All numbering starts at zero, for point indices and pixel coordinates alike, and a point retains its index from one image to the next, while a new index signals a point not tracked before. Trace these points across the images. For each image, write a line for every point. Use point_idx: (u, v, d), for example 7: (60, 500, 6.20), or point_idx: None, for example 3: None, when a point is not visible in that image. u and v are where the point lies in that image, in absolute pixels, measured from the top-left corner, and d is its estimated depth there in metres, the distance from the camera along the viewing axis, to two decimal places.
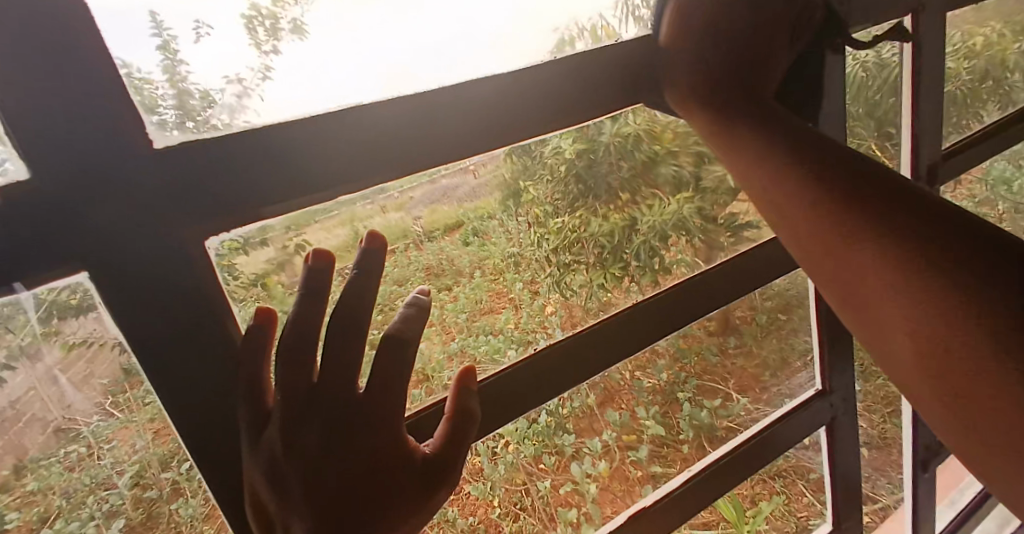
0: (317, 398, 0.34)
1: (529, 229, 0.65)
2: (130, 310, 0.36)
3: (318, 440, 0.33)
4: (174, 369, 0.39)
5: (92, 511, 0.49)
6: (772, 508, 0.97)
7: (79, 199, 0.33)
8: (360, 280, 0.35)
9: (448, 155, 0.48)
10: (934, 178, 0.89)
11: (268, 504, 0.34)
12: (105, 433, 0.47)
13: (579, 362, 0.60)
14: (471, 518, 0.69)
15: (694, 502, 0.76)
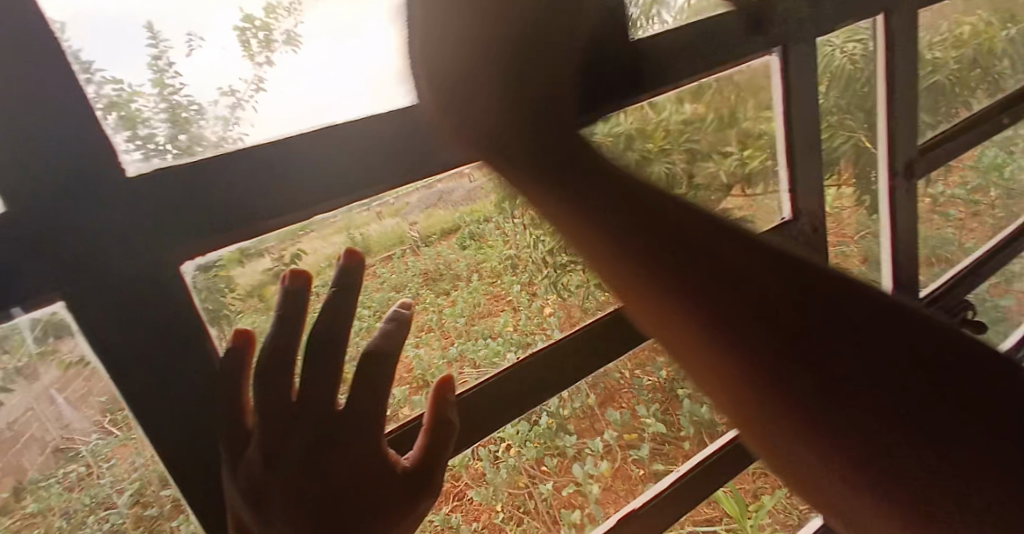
0: (293, 417, 0.34)
1: (525, 229, 0.65)
2: (115, 333, 0.37)
3: (297, 457, 0.33)
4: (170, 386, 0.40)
5: (93, 531, 0.48)
6: (774, 502, 0.97)
7: (54, 229, 0.33)
8: (336, 298, 0.35)
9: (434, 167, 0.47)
10: (909, 173, 0.91)
11: (251, 522, 0.34)
12: (104, 451, 0.47)
13: (563, 367, 0.60)
14: (474, 523, 0.69)
15: (689, 498, 0.76)
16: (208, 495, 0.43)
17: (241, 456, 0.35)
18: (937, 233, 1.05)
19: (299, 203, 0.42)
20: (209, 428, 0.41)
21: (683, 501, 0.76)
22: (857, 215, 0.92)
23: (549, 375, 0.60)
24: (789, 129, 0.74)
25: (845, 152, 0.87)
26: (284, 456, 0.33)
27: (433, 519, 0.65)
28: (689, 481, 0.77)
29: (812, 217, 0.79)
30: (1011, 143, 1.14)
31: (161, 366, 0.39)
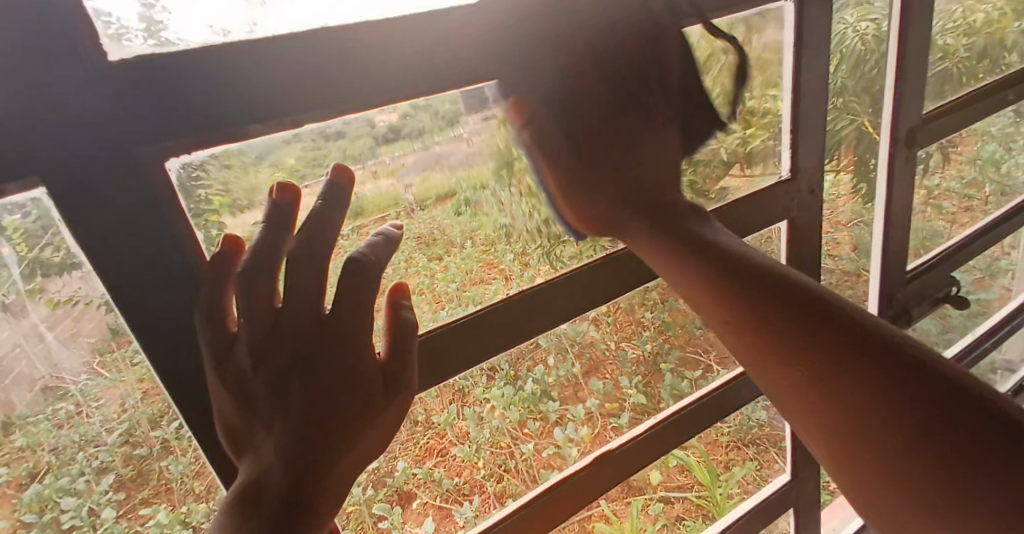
0: (282, 325, 0.35)
1: (522, 199, 0.63)
2: (97, 245, 0.37)
3: (288, 360, 0.34)
4: (150, 307, 0.40)
5: (82, 467, 0.49)
6: (744, 473, 1.01)
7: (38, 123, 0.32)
8: (323, 208, 0.37)
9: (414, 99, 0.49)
10: (913, 142, 0.89)
11: (240, 415, 0.35)
12: (93, 391, 0.47)
13: (552, 302, 0.64)
14: (456, 478, 0.70)
15: (667, 441, 0.81)
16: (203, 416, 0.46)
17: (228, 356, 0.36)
18: (929, 224, 1.06)
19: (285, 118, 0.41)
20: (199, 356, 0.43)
21: (648, 447, 0.80)
22: (851, 204, 0.92)
23: (539, 309, 0.64)
24: (796, 94, 0.73)
25: (847, 135, 0.86)
26: (275, 353, 0.34)
27: (416, 472, 0.67)
28: (667, 425, 0.81)
29: (809, 181, 0.79)
30: (1010, 140, 1.15)
31: (145, 292, 0.40)
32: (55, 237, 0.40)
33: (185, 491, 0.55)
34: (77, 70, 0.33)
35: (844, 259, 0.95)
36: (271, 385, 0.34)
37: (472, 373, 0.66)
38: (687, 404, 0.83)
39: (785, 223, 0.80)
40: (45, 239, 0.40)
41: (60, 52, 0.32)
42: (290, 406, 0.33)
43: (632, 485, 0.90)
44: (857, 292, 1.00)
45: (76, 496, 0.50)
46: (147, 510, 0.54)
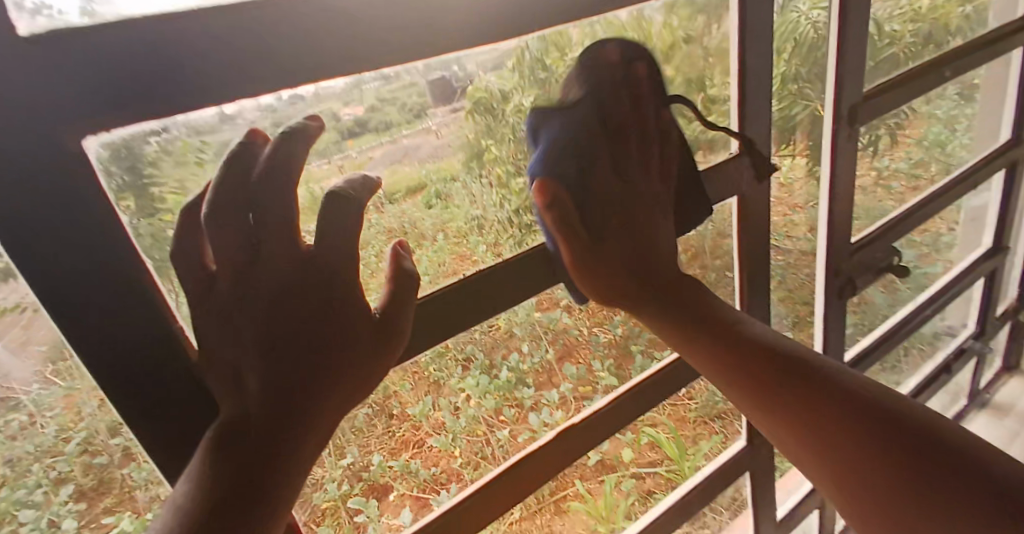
0: (261, 271, 0.34)
1: (492, 188, 0.64)
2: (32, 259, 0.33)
3: (273, 307, 0.34)
4: (89, 297, 0.36)
5: (38, 479, 0.47)
6: (710, 446, 1.05)
7: None
8: (292, 156, 0.35)
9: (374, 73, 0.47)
10: (854, 117, 0.90)
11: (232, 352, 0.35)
12: (46, 401, 0.45)
13: (515, 281, 0.64)
14: (433, 468, 0.71)
15: (636, 408, 0.81)
16: (154, 419, 0.43)
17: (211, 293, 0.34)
18: (879, 204, 1.11)
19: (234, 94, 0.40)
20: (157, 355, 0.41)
21: (611, 420, 0.78)
22: (807, 186, 0.96)
23: (501, 288, 0.63)
24: (742, 88, 0.73)
25: (802, 120, 0.89)
26: (255, 302, 0.34)
27: (392, 465, 0.66)
28: (637, 393, 0.81)
29: (761, 161, 0.79)
30: (952, 122, 1.21)
31: (77, 282, 0.35)
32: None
33: (150, 498, 0.53)
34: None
35: (801, 239, 0.99)
36: (247, 336, 0.34)
37: (445, 364, 0.66)
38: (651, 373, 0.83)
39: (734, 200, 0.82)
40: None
41: None
42: (268, 362, 0.34)
43: (604, 462, 0.93)
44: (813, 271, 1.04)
45: (34, 509, 0.48)
46: (111, 518, 0.53)
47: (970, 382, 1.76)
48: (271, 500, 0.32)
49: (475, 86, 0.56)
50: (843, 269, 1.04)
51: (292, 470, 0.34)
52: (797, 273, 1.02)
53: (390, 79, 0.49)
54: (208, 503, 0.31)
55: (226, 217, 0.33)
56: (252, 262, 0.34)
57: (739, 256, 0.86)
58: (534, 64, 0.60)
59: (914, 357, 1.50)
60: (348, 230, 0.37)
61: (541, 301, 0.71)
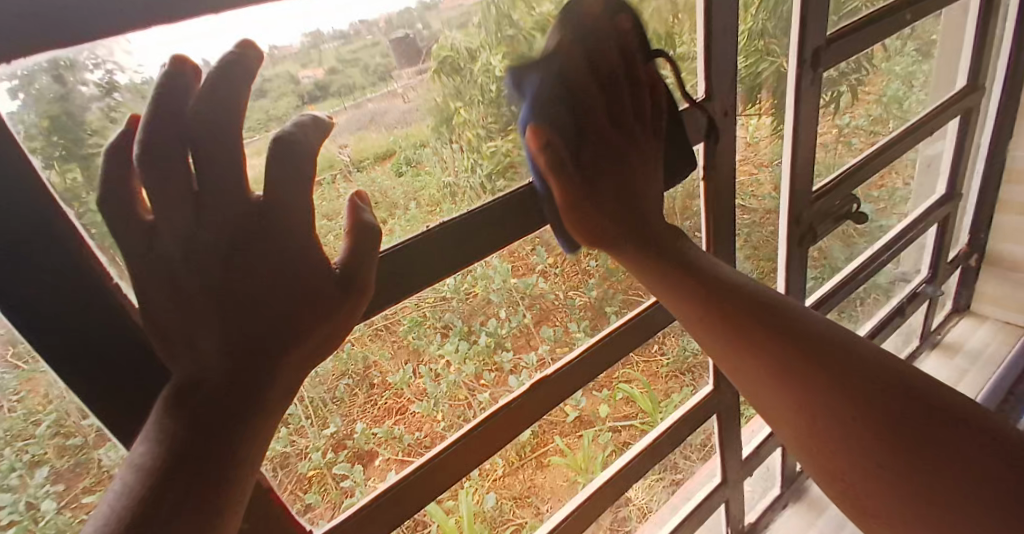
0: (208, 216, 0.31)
1: (463, 153, 0.62)
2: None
3: (222, 253, 0.31)
4: (39, 259, 0.36)
5: (12, 462, 0.46)
6: (683, 399, 1.09)
7: None
8: (232, 82, 0.31)
9: (330, 28, 0.47)
10: (817, 61, 0.90)
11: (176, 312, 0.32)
12: (11, 385, 0.44)
13: (477, 232, 0.63)
14: (417, 433, 0.72)
15: (607, 355, 0.82)
16: (118, 395, 0.42)
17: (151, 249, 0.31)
18: (841, 160, 1.13)
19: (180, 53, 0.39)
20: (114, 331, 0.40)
21: (580, 374, 0.80)
22: (774, 144, 0.97)
23: (464, 239, 0.62)
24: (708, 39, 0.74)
25: (767, 78, 0.89)
26: (203, 253, 0.31)
27: (375, 431, 0.67)
28: (608, 342, 0.82)
29: (723, 102, 0.79)
30: (910, 78, 1.24)
31: (26, 242, 0.35)
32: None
33: None
34: None
35: (766, 198, 1.01)
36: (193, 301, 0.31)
37: (425, 332, 0.67)
38: (624, 322, 0.83)
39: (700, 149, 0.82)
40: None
41: None
42: (223, 314, 0.31)
43: (582, 419, 0.96)
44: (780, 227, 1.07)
45: (10, 491, 0.47)
46: (90, 498, 0.52)
47: (923, 323, 1.86)
48: (231, 454, 0.29)
49: (440, 44, 0.55)
50: (803, 217, 1.05)
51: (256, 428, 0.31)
52: (762, 229, 1.05)
53: (349, 38, 0.48)
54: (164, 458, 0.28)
55: (161, 157, 0.30)
56: (198, 211, 0.31)
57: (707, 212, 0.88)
58: (500, 20, 0.60)
59: (871, 305, 1.57)
60: (306, 176, 0.34)
61: (517, 266, 0.73)
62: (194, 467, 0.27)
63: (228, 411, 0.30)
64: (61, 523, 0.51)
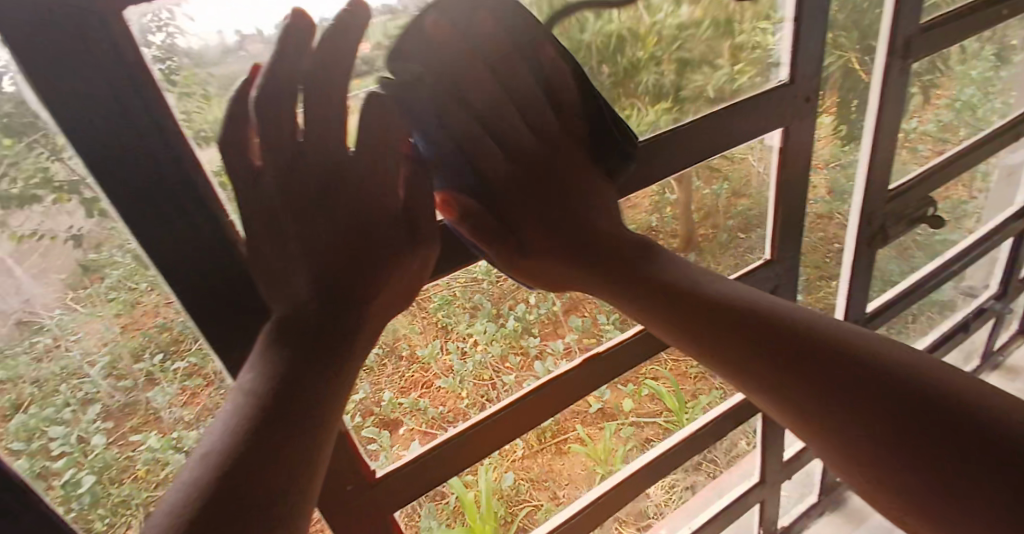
0: (304, 165, 0.37)
1: None
2: (133, 203, 0.40)
3: (312, 194, 0.38)
4: (168, 231, 0.42)
5: (67, 398, 0.49)
6: (709, 401, 1.07)
7: (101, 109, 0.36)
8: (341, 39, 0.36)
9: (379, 2, 0.47)
10: (909, 51, 0.85)
11: (270, 245, 0.38)
12: (70, 326, 0.47)
13: None
14: (440, 407, 0.73)
15: (630, 357, 0.83)
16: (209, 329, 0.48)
17: (255, 198, 0.37)
18: (902, 167, 1.06)
19: (237, 19, 0.42)
20: (185, 278, 0.45)
21: (604, 370, 0.81)
22: (831, 145, 0.92)
23: None
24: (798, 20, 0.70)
25: (832, 74, 0.84)
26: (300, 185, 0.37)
27: (402, 402, 0.69)
28: (633, 343, 0.83)
29: (804, 87, 0.76)
30: (989, 83, 1.15)
31: (166, 214, 0.42)
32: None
33: (174, 419, 0.57)
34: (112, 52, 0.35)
35: (817, 202, 0.97)
36: (291, 230, 0.38)
37: (455, 310, 0.69)
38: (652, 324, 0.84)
39: (774, 136, 0.80)
40: (41, 127, 0.39)
41: (98, 40, 0.34)
42: (311, 255, 0.38)
43: (605, 411, 0.95)
44: (828, 233, 1.03)
45: (64, 424, 0.50)
46: (138, 436, 0.55)
47: (984, 342, 1.76)
48: (325, 400, 0.34)
49: None
50: (876, 217, 1.03)
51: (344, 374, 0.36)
52: (811, 235, 1.01)
53: (396, 13, 0.49)
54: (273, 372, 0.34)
55: (275, 102, 0.35)
56: (297, 159, 0.37)
57: (776, 204, 0.86)
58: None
59: (925, 322, 1.49)
60: (391, 135, 0.40)
61: None
62: (292, 408, 0.32)
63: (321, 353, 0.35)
64: (109, 458, 0.54)
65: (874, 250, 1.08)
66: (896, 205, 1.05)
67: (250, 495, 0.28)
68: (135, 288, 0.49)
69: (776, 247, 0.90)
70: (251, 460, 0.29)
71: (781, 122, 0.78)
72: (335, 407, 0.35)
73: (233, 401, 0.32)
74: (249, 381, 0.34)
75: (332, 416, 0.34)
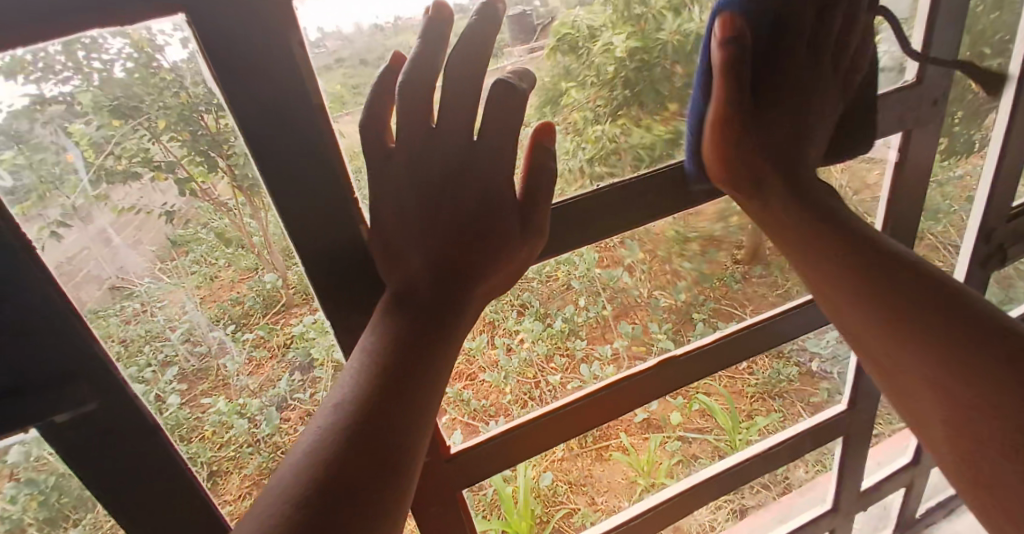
0: (430, 146, 0.42)
1: (566, 136, 0.60)
2: (284, 195, 0.45)
3: (437, 177, 0.43)
4: (308, 218, 0.47)
5: (148, 358, 0.53)
6: (767, 423, 1.01)
7: (268, 117, 0.41)
8: (477, 33, 0.40)
9: (453, 1, 0.47)
10: None
11: (390, 224, 0.43)
12: (156, 293, 0.51)
13: (590, 216, 0.61)
14: (484, 401, 0.75)
15: (697, 369, 0.78)
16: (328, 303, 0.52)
17: (383, 179, 0.42)
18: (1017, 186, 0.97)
19: (324, 18, 0.44)
20: (311, 258, 0.49)
21: (668, 378, 0.77)
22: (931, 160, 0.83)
23: (579, 223, 0.61)
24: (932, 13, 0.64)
25: None
26: (426, 169, 0.42)
27: (447, 391, 0.71)
28: (700, 354, 0.77)
29: (933, 90, 0.69)
30: None
31: (306, 203, 0.46)
32: (189, 84, 0.43)
33: (241, 387, 0.61)
34: (277, 68, 0.40)
35: None
36: (411, 205, 0.43)
37: (503, 307, 0.69)
38: (729, 333, 0.78)
39: (893, 150, 0.74)
40: (144, 110, 0.43)
41: (268, 58, 0.39)
42: (427, 228, 0.43)
43: (650, 421, 0.94)
44: (917, 255, 0.94)
45: (144, 383, 0.53)
46: (208, 400, 0.59)
47: None
48: (434, 372, 0.38)
49: (560, 21, 0.54)
50: (995, 237, 0.94)
51: (442, 363, 0.39)
52: None
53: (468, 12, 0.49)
54: (398, 336, 0.39)
55: (417, 88, 0.40)
56: (427, 141, 0.42)
57: (886, 214, 0.79)
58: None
59: None
60: (511, 124, 0.42)
61: (603, 257, 0.69)
62: (406, 375, 0.37)
63: (423, 341, 0.39)
64: (181, 418, 0.58)
65: (988, 274, 0.99)
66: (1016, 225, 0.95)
67: (360, 458, 0.32)
68: (215, 263, 0.53)
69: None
70: (364, 428, 0.34)
71: (903, 126, 0.70)
72: (434, 394, 0.38)
73: (352, 371, 0.38)
74: (365, 352, 0.39)
75: (430, 401, 0.37)
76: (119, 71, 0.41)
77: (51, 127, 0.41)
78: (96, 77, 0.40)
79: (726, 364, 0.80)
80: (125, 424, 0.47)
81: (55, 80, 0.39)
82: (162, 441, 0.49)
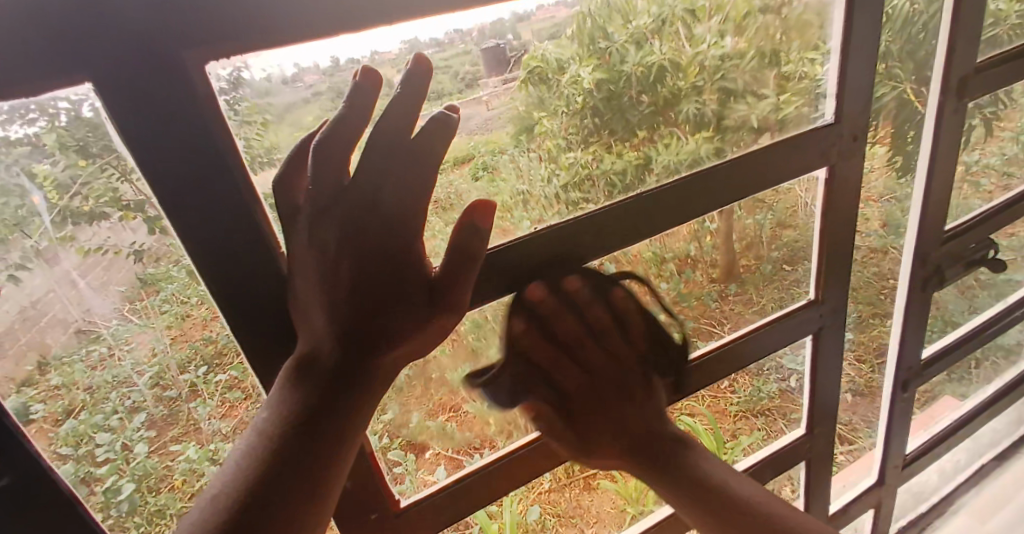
0: (342, 197, 0.36)
1: (541, 163, 0.62)
2: (243, 226, 0.45)
3: (336, 235, 0.36)
4: (261, 251, 0.46)
5: (115, 406, 0.51)
6: (751, 441, 1.03)
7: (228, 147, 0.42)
8: (400, 100, 0.35)
9: (428, 37, 0.49)
10: (964, 90, 0.81)
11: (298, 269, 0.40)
12: (124, 335, 0.49)
13: (568, 246, 0.61)
14: (467, 433, 0.73)
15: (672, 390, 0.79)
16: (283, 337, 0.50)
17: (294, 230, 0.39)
18: (966, 201, 1.03)
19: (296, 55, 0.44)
20: (261, 291, 0.48)
21: None
22: (886, 177, 0.88)
23: (558, 251, 0.61)
24: (844, 55, 0.67)
25: (888, 105, 0.80)
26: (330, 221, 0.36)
27: (429, 424, 0.69)
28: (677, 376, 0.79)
29: (854, 124, 0.72)
30: None
31: (256, 236, 0.45)
32: None
33: (212, 431, 0.58)
34: None
35: (871, 235, 0.93)
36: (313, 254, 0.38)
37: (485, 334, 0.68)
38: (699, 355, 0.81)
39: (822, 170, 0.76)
40: (114, 149, 0.42)
41: None
42: (328, 287, 0.38)
43: None
44: (881, 269, 0.98)
45: (110, 431, 0.51)
46: (177, 447, 0.56)
47: None
48: (337, 449, 0.37)
49: (530, 54, 0.56)
50: (931, 259, 0.97)
51: (344, 440, 0.37)
52: (863, 270, 0.96)
53: (443, 46, 0.51)
54: (299, 405, 0.37)
55: (337, 147, 0.36)
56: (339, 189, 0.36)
57: (840, 230, 0.81)
58: (594, 32, 0.59)
59: (985, 369, 1.40)
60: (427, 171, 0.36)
61: None
62: (305, 453, 0.35)
63: (325, 419, 0.37)
64: (149, 467, 0.55)
65: (929, 294, 1.02)
66: (951, 246, 0.99)
67: None
68: (186, 302, 0.50)
69: (822, 288, 0.86)
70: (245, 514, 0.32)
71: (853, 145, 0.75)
72: (332, 479, 0.36)
73: (238, 451, 0.35)
74: (254, 434, 0.36)
75: (329, 490, 0.36)
76: (87, 110, 0.39)
77: (15, 168, 0.40)
78: (63, 118, 0.39)
79: (703, 381, 0.82)
80: (44, 493, 0.44)
81: (21, 121, 0.38)
82: (82, 515, 0.47)
